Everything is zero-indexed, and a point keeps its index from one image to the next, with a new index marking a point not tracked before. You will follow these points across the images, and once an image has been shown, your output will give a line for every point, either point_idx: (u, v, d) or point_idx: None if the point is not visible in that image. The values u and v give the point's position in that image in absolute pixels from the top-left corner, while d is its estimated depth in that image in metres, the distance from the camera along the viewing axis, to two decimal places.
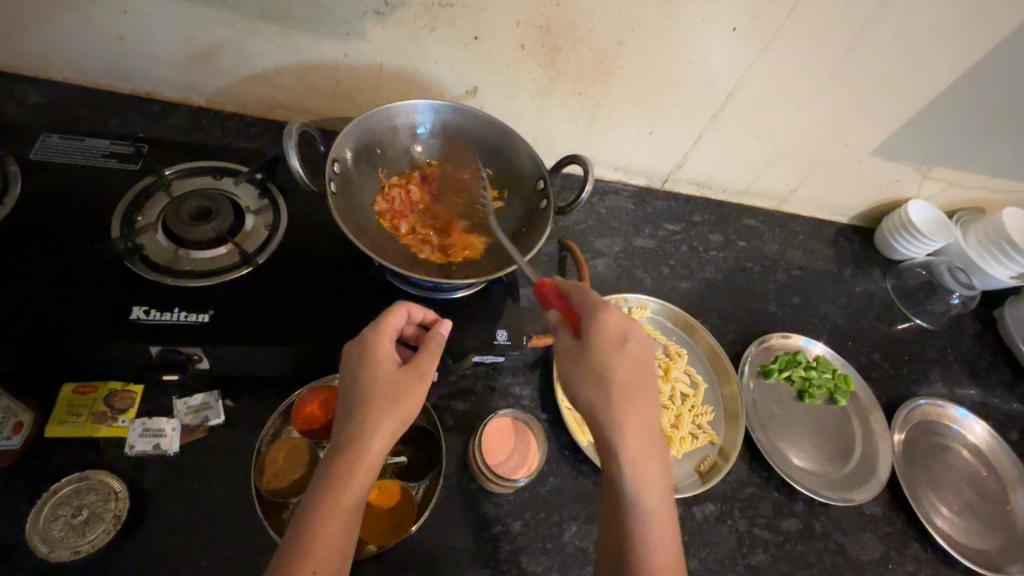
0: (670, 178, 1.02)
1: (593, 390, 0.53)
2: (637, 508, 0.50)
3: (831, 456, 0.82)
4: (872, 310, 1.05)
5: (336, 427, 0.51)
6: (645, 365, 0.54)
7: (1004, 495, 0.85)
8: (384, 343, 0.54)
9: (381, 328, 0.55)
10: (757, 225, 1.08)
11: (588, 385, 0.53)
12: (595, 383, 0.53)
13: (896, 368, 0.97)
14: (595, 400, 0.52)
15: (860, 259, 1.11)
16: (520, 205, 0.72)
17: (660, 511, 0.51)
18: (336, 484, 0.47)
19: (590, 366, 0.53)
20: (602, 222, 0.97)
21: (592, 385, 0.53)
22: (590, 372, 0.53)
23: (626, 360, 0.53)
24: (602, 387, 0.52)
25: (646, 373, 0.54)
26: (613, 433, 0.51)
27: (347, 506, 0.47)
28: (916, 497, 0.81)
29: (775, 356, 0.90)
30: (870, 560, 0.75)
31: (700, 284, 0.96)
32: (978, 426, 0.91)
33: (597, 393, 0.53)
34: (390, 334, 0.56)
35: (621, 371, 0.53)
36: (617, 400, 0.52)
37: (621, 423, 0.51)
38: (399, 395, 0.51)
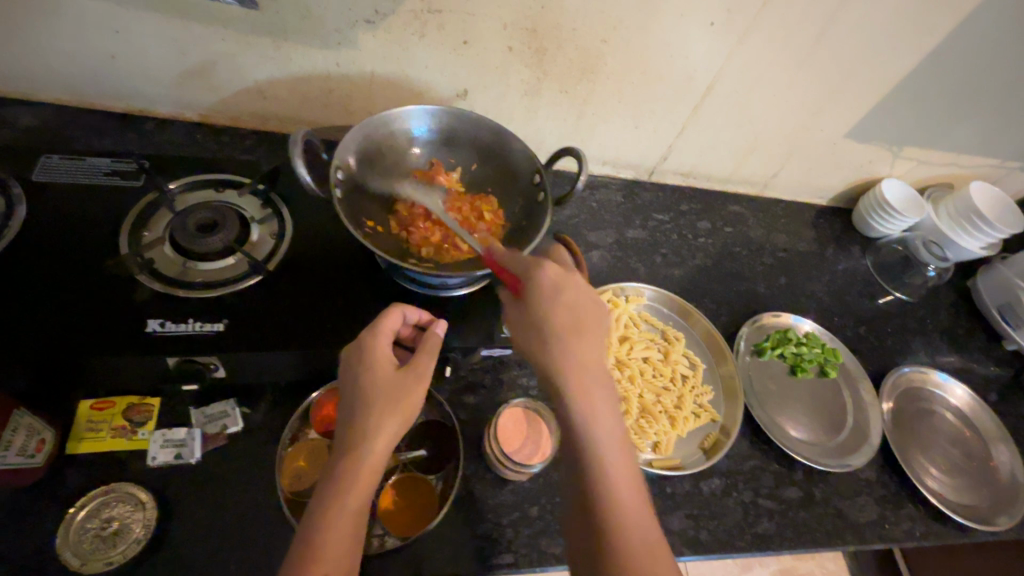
0: (656, 169, 1.06)
1: (539, 341, 0.54)
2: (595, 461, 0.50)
3: (825, 426, 0.86)
4: (856, 287, 1.09)
5: (341, 427, 0.53)
6: (583, 307, 0.56)
7: (987, 453, 0.90)
8: (382, 346, 0.56)
9: (380, 331, 0.57)
10: (741, 211, 1.12)
11: (533, 339, 0.55)
12: (538, 337, 0.54)
13: (881, 341, 1.02)
14: (541, 352, 0.54)
15: (840, 239, 1.16)
16: (518, 201, 0.75)
17: (620, 456, 0.51)
18: (345, 485, 0.49)
19: (532, 321, 0.55)
20: (594, 216, 1.00)
21: (536, 340, 0.54)
22: (533, 324, 0.55)
23: (562, 307, 0.55)
24: (545, 338, 0.54)
25: (581, 319, 0.55)
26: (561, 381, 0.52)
27: (358, 503, 0.49)
28: (907, 460, 0.85)
29: (767, 335, 0.94)
30: (869, 521, 0.79)
31: (692, 270, 0.99)
32: (959, 389, 0.96)
33: (543, 344, 0.54)
34: (388, 335, 0.58)
35: (561, 318, 0.54)
36: (560, 345, 0.53)
37: (564, 367, 0.53)
38: (403, 396, 0.53)
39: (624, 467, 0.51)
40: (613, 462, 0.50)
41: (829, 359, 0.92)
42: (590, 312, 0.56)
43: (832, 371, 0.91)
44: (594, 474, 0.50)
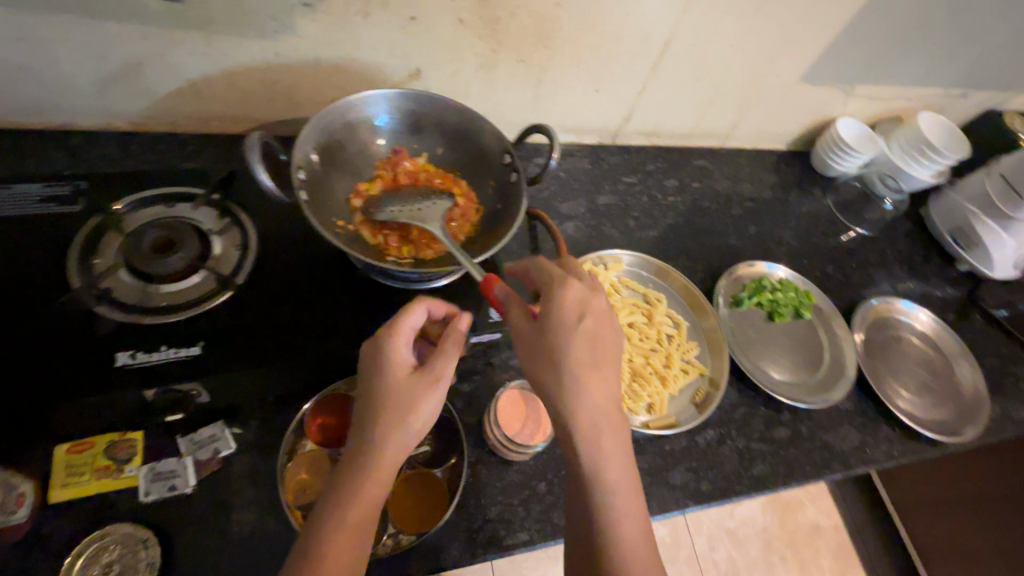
0: (619, 132, 1.05)
1: (552, 373, 0.52)
2: (605, 495, 0.50)
3: (805, 365, 0.90)
4: (820, 225, 1.12)
5: (353, 430, 0.52)
6: (601, 344, 0.54)
7: (949, 371, 0.97)
8: (403, 343, 0.54)
9: (397, 327, 0.55)
10: (706, 165, 1.12)
11: (548, 369, 0.53)
12: (552, 369, 0.52)
13: (848, 277, 1.06)
14: (554, 382, 0.52)
15: (802, 181, 1.18)
16: (492, 184, 0.73)
17: (626, 493, 0.51)
18: (347, 497, 0.49)
19: (549, 351, 0.53)
20: (564, 186, 0.99)
21: (548, 373, 0.52)
22: (547, 356, 0.53)
23: (581, 340, 0.53)
24: (563, 371, 0.52)
25: (602, 353, 0.54)
26: (578, 415, 0.51)
27: (363, 513, 0.49)
28: (881, 386, 0.91)
29: (743, 285, 0.96)
30: (852, 448, 0.84)
31: (665, 230, 1.00)
32: (922, 314, 1.02)
33: (557, 377, 0.52)
34: (410, 331, 0.55)
35: (579, 351, 0.53)
36: (577, 382, 0.52)
37: (577, 404, 0.51)
38: (412, 398, 0.52)
39: (631, 502, 0.51)
40: (619, 494, 0.51)
41: (804, 301, 0.95)
42: (609, 347, 0.54)
43: (807, 313, 0.94)
44: (600, 508, 0.50)
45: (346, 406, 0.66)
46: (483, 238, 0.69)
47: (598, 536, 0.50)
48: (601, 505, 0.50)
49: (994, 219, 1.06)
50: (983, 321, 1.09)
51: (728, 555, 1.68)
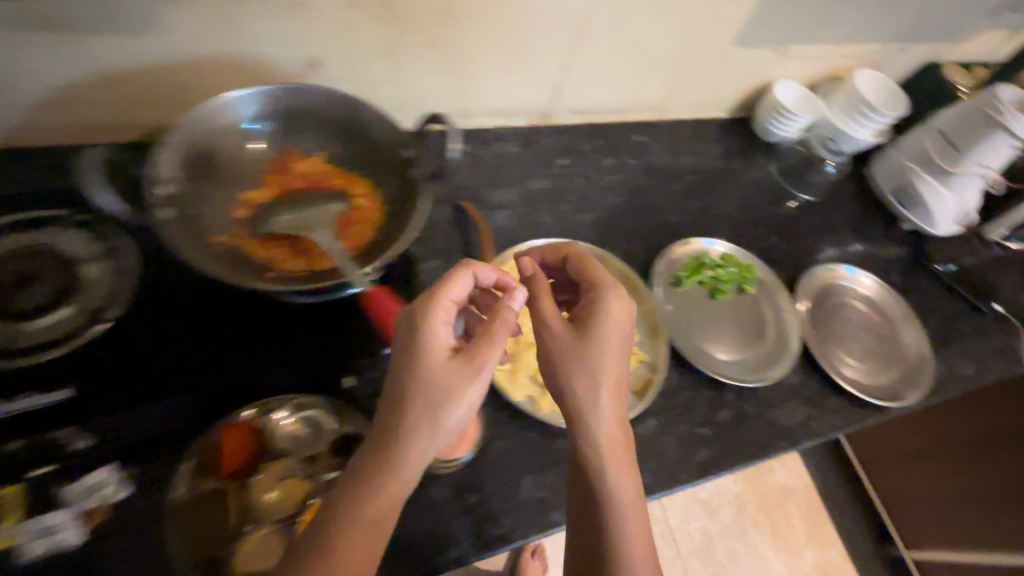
0: (550, 112, 0.99)
1: (578, 379, 0.59)
2: (616, 502, 0.57)
3: (749, 342, 0.88)
4: (764, 195, 1.09)
5: (382, 416, 0.51)
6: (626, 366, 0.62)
7: (895, 333, 0.96)
8: (436, 322, 0.54)
9: (437, 303, 0.55)
10: (644, 140, 1.08)
11: (579, 374, 0.59)
12: (587, 381, 0.59)
13: (793, 246, 1.03)
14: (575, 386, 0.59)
15: (745, 149, 1.14)
16: (392, 177, 0.67)
17: (633, 503, 0.58)
18: (358, 496, 0.48)
19: (588, 363, 0.59)
20: (492, 173, 0.94)
21: (573, 374, 0.59)
22: (577, 361, 0.59)
23: (608, 354, 0.60)
24: (592, 379, 0.59)
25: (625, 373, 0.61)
26: (602, 421, 0.58)
27: (379, 513, 0.48)
28: (826, 355, 0.90)
29: (683, 264, 0.93)
30: (798, 423, 0.83)
31: (602, 213, 0.95)
32: (864, 278, 1.01)
33: (583, 384, 0.59)
34: (449, 309, 0.55)
35: (611, 368, 0.60)
36: (602, 392, 0.59)
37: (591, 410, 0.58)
38: (454, 384, 0.51)
39: (635, 510, 0.58)
40: (627, 505, 0.57)
41: (745, 276, 0.93)
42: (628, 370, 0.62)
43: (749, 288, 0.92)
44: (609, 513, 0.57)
45: (253, 431, 0.60)
46: (387, 238, 0.63)
47: (606, 537, 0.56)
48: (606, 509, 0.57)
49: (934, 175, 1.05)
50: (928, 279, 1.08)
51: (702, 525, 1.70)
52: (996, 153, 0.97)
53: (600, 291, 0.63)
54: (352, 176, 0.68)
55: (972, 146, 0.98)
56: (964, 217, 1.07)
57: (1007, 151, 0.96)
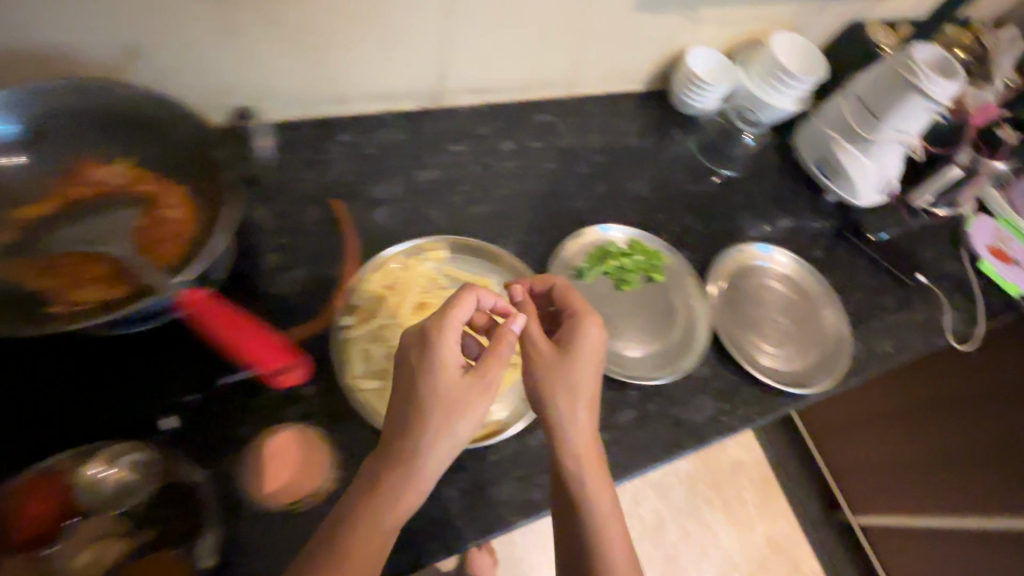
0: (439, 92, 0.90)
1: (559, 396, 0.59)
2: (597, 518, 0.57)
3: (657, 335, 0.83)
4: (682, 172, 1.02)
5: (392, 433, 0.52)
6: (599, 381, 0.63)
7: (812, 312, 0.92)
8: (449, 340, 0.54)
9: (449, 322, 0.56)
10: (551, 120, 0.99)
11: (562, 391, 0.59)
12: (569, 397, 0.59)
13: (710, 225, 0.97)
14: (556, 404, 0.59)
15: (662, 123, 1.07)
16: (187, 171, 0.63)
17: (614, 518, 0.58)
18: (379, 506, 0.49)
19: (570, 379, 0.60)
20: (374, 165, 0.85)
21: (555, 392, 0.60)
22: (558, 377, 0.60)
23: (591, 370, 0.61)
24: (572, 397, 0.59)
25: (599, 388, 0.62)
26: (569, 436, 0.59)
27: (394, 523, 0.49)
28: (739, 344, 0.85)
29: (587, 255, 0.87)
30: (706, 419, 0.78)
31: (499, 202, 0.87)
32: (779, 256, 0.96)
33: (565, 401, 0.59)
34: (457, 327, 0.56)
35: (590, 384, 0.61)
36: (581, 409, 0.59)
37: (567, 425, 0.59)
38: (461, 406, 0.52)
39: (615, 527, 0.58)
40: (610, 522, 0.58)
41: (653, 265, 0.87)
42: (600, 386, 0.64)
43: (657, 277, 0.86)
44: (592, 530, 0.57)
45: (58, 488, 0.52)
46: (196, 240, 0.60)
47: (592, 554, 0.57)
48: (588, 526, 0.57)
49: (853, 143, 1.00)
50: (851, 253, 1.04)
51: (653, 507, 1.69)
52: (913, 118, 0.92)
53: (580, 313, 0.64)
54: (147, 177, 0.63)
55: (889, 111, 0.93)
56: (885, 185, 1.03)
57: (924, 115, 0.92)
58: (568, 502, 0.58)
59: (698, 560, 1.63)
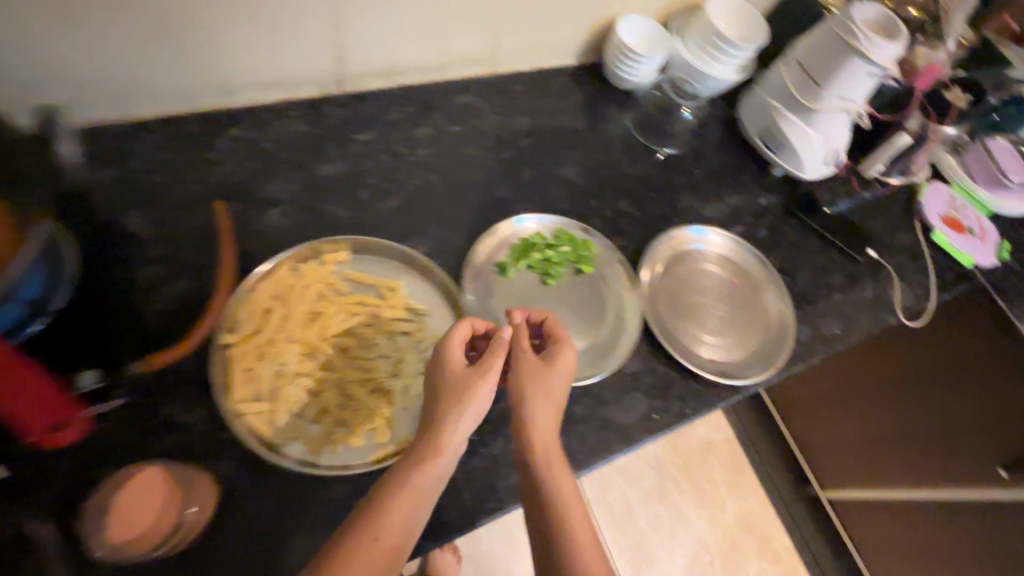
0: (343, 76, 0.82)
1: (538, 403, 0.60)
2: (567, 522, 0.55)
3: (586, 331, 0.77)
4: (615, 152, 0.96)
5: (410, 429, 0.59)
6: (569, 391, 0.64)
7: (752, 294, 0.87)
8: (454, 345, 0.62)
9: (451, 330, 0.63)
10: (472, 101, 0.92)
11: (540, 393, 0.61)
12: (546, 399, 0.61)
13: (645, 209, 0.91)
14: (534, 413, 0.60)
15: (596, 100, 1.00)
16: None
17: (583, 524, 0.55)
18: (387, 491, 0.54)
19: (548, 382, 0.62)
20: (267, 160, 0.77)
21: (536, 399, 0.61)
22: (539, 385, 0.61)
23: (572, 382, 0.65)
24: (546, 399, 0.61)
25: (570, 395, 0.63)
26: (542, 434, 0.59)
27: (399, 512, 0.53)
28: (673, 336, 0.79)
29: (510, 249, 0.80)
30: (637, 419, 0.73)
31: (410, 195, 0.80)
32: (715, 236, 0.90)
33: (544, 408, 0.60)
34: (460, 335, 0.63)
35: (558, 389, 0.62)
36: (548, 410, 0.61)
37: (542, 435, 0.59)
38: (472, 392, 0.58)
39: (586, 537, 0.54)
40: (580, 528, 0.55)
41: (581, 254, 0.81)
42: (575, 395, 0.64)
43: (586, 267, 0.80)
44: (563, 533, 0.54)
45: None
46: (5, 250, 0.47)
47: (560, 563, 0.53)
48: (556, 531, 0.55)
49: (797, 113, 0.93)
50: (799, 230, 0.98)
51: (621, 494, 1.64)
52: (856, 83, 0.86)
53: (557, 339, 0.66)
54: None
55: (831, 78, 0.87)
56: (833, 156, 0.97)
57: (869, 79, 0.86)
58: (544, 510, 0.56)
59: (669, 544, 1.59)
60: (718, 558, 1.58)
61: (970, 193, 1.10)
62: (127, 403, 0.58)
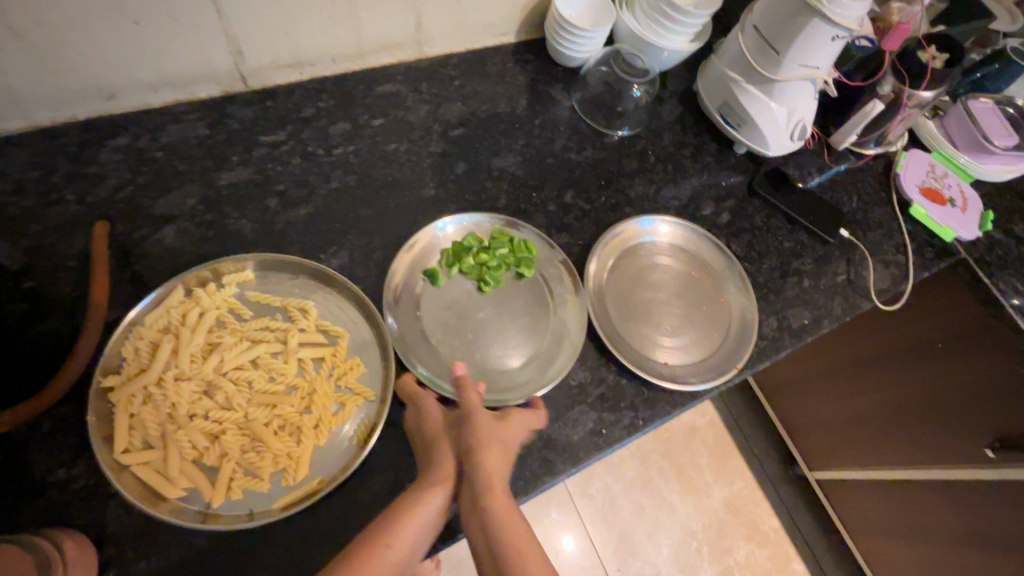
0: (242, 72, 0.73)
1: (494, 451, 0.53)
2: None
3: (527, 339, 0.70)
4: (560, 137, 0.87)
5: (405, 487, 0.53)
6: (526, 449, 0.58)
7: (711, 289, 0.80)
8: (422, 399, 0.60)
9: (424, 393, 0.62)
10: (396, 90, 0.83)
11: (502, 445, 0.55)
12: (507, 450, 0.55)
13: (592, 200, 0.83)
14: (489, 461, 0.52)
15: (537, 81, 0.91)
16: None
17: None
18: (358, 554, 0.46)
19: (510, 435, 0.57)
20: (160, 172, 0.69)
21: (493, 446, 0.54)
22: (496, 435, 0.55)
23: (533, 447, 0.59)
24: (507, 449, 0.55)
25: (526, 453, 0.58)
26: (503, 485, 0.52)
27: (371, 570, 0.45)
28: (624, 343, 0.72)
29: (441, 254, 0.72)
30: (583, 436, 0.67)
31: (325, 202, 0.73)
32: (664, 226, 0.83)
33: (501, 458, 0.53)
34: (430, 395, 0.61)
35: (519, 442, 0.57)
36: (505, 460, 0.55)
37: (498, 486, 0.51)
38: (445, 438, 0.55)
39: None
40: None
41: (520, 256, 0.73)
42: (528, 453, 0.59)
43: (525, 270, 0.72)
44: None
45: None
46: None
47: None
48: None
49: (755, 84, 0.85)
50: (764, 212, 0.91)
51: (604, 485, 1.59)
52: (818, 49, 0.77)
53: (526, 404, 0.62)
54: None
55: (790, 44, 0.78)
56: (799, 129, 0.89)
57: (832, 43, 0.77)
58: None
59: (652, 534, 1.54)
60: (705, 545, 1.54)
61: (952, 160, 1.02)
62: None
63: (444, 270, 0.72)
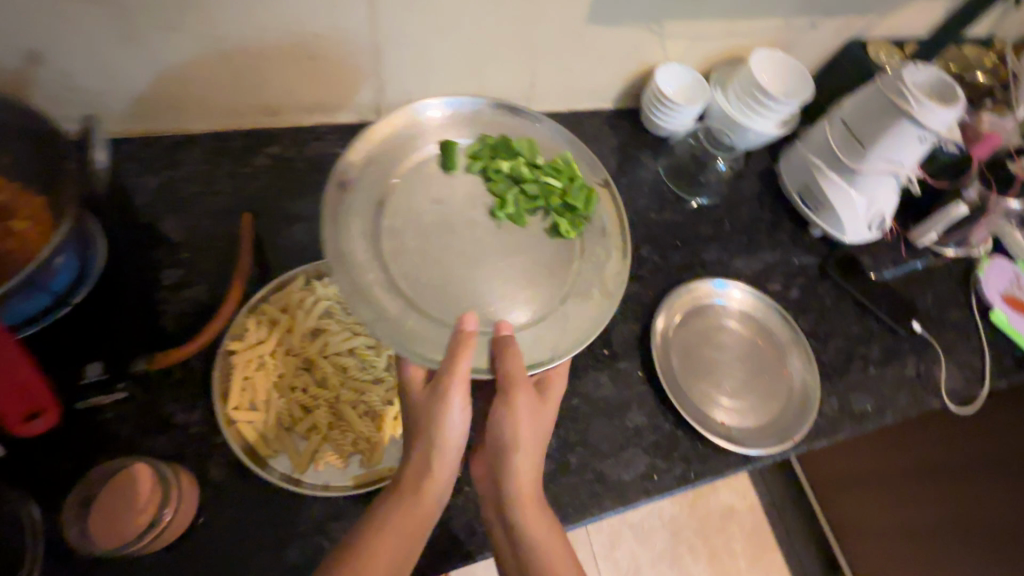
0: (380, 106, 0.85)
1: (523, 451, 0.57)
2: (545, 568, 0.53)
3: (527, 285, 0.69)
4: (643, 197, 0.94)
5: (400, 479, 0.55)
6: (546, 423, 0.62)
7: (774, 358, 0.82)
8: None
9: None
10: None
11: (531, 433, 0.58)
12: (536, 437, 0.59)
13: (667, 258, 0.88)
14: (519, 464, 0.57)
15: (627, 145, 0.99)
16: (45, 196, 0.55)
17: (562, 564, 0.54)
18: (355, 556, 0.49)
19: (540, 419, 0.60)
20: (299, 179, 0.81)
21: (525, 443, 0.57)
22: (528, 425, 0.58)
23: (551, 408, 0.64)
24: (535, 438, 0.59)
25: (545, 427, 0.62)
26: (524, 485, 0.57)
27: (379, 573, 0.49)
28: (686, 395, 0.74)
29: (484, 139, 0.75)
30: (635, 476, 0.69)
31: None
32: (736, 291, 0.86)
33: (530, 452, 0.58)
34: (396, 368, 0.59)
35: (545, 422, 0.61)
36: (531, 452, 0.58)
37: (526, 480, 0.57)
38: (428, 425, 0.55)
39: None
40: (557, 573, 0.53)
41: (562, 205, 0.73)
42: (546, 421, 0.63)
43: (559, 221, 0.73)
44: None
45: None
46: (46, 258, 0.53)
47: None
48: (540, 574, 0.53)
49: (838, 172, 0.89)
50: (835, 295, 0.93)
51: (630, 551, 1.52)
52: (904, 147, 0.81)
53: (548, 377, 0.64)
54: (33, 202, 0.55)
55: (877, 139, 0.82)
56: (878, 220, 0.92)
57: (919, 144, 0.81)
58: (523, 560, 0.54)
59: None
60: None
61: None
62: (128, 396, 0.61)
63: (467, 158, 0.74)
